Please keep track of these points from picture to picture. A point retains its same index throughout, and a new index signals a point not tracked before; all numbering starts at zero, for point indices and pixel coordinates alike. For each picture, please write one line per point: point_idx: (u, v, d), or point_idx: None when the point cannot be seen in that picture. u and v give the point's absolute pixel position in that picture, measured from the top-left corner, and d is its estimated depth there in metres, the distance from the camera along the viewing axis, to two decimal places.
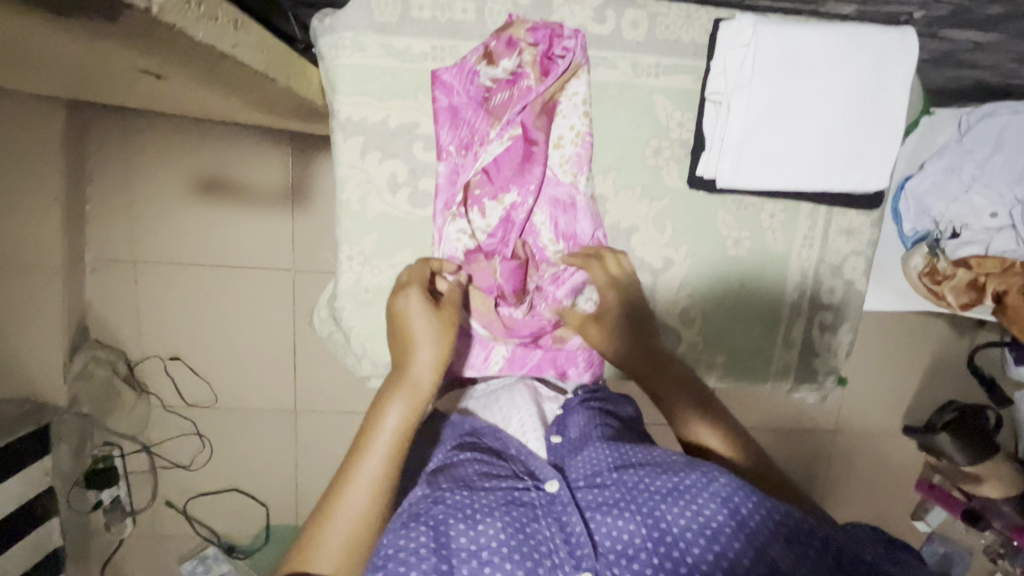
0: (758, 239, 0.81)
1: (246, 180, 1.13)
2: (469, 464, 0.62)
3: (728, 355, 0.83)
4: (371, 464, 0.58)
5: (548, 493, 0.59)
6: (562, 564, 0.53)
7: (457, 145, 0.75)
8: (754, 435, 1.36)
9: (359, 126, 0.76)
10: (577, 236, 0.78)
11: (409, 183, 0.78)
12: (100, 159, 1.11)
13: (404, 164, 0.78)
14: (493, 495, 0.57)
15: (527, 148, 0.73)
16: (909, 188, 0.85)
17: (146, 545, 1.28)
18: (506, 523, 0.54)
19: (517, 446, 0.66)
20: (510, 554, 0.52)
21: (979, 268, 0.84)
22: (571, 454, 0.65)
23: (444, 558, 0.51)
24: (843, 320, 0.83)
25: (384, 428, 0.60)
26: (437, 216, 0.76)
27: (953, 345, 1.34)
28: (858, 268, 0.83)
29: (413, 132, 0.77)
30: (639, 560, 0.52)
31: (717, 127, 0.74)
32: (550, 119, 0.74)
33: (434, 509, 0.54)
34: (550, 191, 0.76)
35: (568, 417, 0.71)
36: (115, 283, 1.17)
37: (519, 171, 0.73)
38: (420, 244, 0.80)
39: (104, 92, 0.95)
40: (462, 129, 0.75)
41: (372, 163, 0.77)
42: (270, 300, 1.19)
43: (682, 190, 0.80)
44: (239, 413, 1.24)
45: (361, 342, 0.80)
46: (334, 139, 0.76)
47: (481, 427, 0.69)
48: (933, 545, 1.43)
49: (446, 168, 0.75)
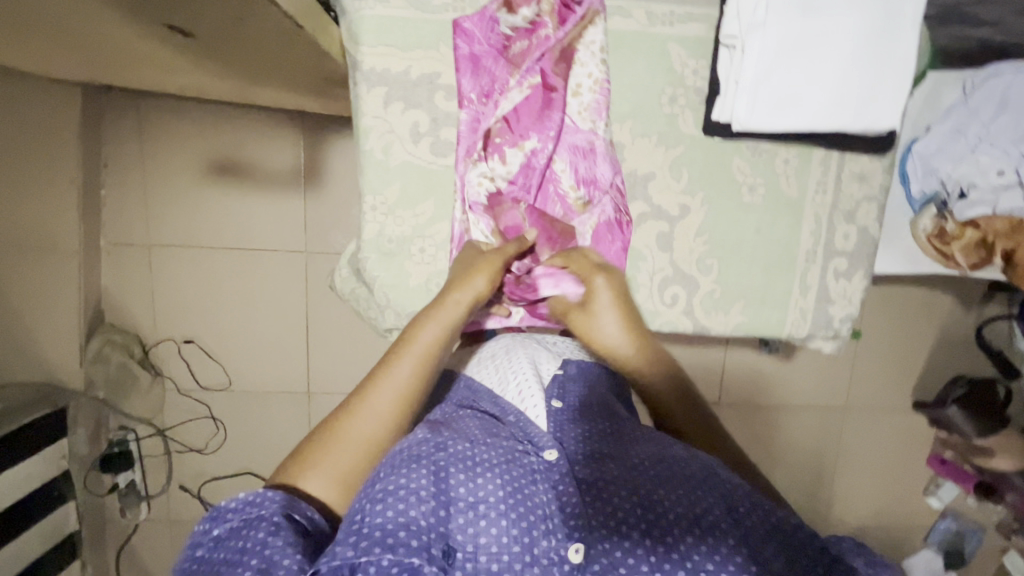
0: (774, 184, 0.82)
1: (260, 156, 1.15)
2: (473, 423, 0.61)
3: (745, 302, 0.85)
4: (402, 370, 0.61)
5: (547, 459, 0.57)
6: (556, 529, 0.50)
7: (478, 93, 0.76)
8: (766, 411, 1.36)
9: (382, 76, 0.76)
10: (597, 181, 0.79)
11: (430, 133, 0.79)
12: (118, 140, 1.13)
13: (426, 113, 0.78)
14: (494, 452, 0.56)
15: (547, 95, 0.77)
16: (915, 149, 0.89)
17: (162, 526, 1.29)
18: (506, 480, 0.53)
19: (517, 412, 0.63)
20: (507, 511, 0.51)
21: (988, 227, 0.87)
22: (570, 424, 0.63)
23: (442, 505, 0.50)
24: (857, 266, 0.84)
25: (421, 342, 0.64)
26: (459, 164, 0.77)
27: (962, 317, 1.34)
28: (871, 214, 0.83)
29: (434, 82, 0.77)
30: (632, 539, 0.51)
31: (733, 70, 0.74)
32: (568, 66, 0.77)
33: (436, 455, 0.53)
34: (569, 138, 0.78)
35: (568, 381, 0.70)
36: (130, 264, 1.18)
37: (539, 118, 0.77)
38: (442, 193, 0.81)
39: (118, 79, 0.97)
40: (483, 77, 0.76)
41: (395, 113, 0.77)
42: (282, 280, 1.20)
43: (697, 137, 0.80)
44: (252, 395, 1.25)
45: (384, 291, 0.81)
46: (358, 90, 0.76)
47: (479, 389, 0.68)
48: (947, 522, 1.41)
49: (467, 116, 0.76)
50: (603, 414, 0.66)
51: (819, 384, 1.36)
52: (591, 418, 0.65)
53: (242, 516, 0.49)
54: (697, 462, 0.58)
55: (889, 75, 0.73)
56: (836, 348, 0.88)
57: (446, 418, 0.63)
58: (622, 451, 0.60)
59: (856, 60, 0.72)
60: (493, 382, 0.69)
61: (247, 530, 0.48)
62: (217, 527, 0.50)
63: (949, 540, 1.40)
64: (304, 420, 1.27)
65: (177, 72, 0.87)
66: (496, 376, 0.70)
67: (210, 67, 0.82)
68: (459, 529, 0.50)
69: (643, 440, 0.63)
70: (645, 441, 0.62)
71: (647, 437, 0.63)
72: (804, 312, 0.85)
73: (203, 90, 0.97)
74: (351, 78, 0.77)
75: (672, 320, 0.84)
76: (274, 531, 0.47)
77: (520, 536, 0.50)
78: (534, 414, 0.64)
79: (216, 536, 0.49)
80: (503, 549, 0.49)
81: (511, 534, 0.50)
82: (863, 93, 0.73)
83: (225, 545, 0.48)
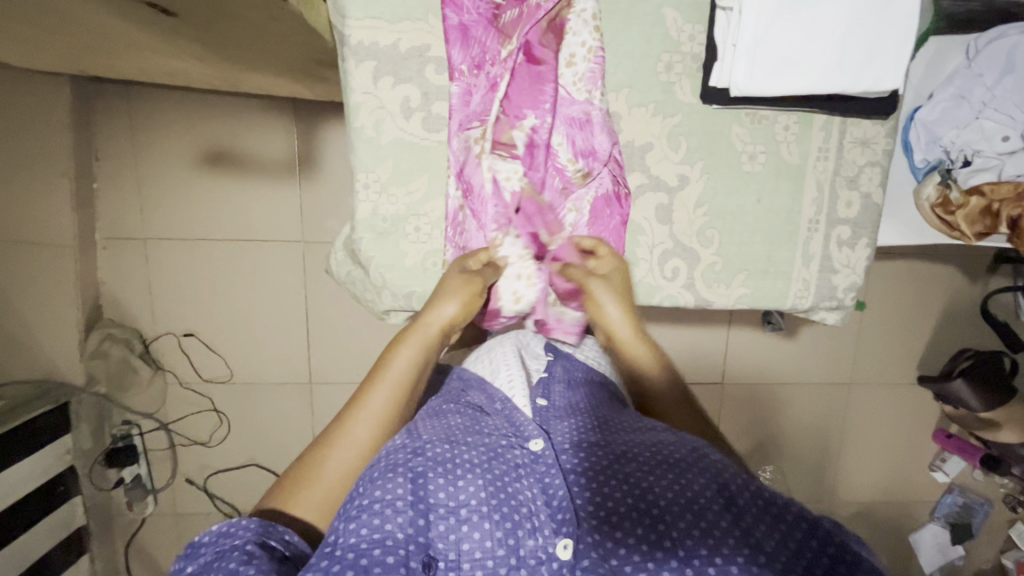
0: (774, 152, 0.81)
1: (251, 144, 1.13)
2: (457, 419, 0.62)
3: (747, 274, 0.84)
4: (378, 398, 0.64)
5: (532, 451, 0.57)
6: (541, 527, 0.51)
7: (469, 65, 0.74)
8: (769, 390, 1.35)
9: (371, 50, 0.74)
10: (595, 151, 0.77)
11: (422, 108, 0.77)
12: (106, 133, 1.12)
13: (417, 88, 0.77)
14: (476, 451, 0.56)
15: (538, 67, 0.75)
16: (918, 117, 0.88)
17: (169, 519, 1.29)
18: (487, 481, 0.53)
19: (503, 400, 0.65)
20: (488, 514, 0.51)
21: (993, 194, 0.85)
22: (558, 418, 0.64)
23: (421, 513, 0.51)
24: (861, 236, 0.83)
25: (395, 369, 0.67)
26: (452, 139, 0.76)
27: (966, 290, 1.33)
28: (875, 179, 0.82)
29: (424, 55, 0.76)
30: (622, 530, 0.51)
31: (729, 34, 0.73)
32: (558, 39, 0.75)
33: (412, 462, 0.53)
34: (563, 110, 0.77)
35: (554, 384, 0.70)
36: (126, 259, 1.17)
37: (535, 96, 0.75)
38: (436, 169, 0.80)
39: (103, 70, 0.95)
40: (473, 48, 0.74)
41: (385, 87, 0.76)
42: (280, 271, 1.19)
43: (696, 105, 0.79)
44: (254, 386, 1.24)
45: (380, 273, 0.80)
46: (346, 65, 0.74)
47: (464, 386, 0.69)
48: (953, 496, 1.41)
49: (459, 89, 0.74)
50: (588, 408, 0.66)
51: (823, 361, 1.35)
52: (580, 412, 0.65)
53: (217, 548, 0.49)
54: (686, 446, 0.59)
55: (894, 29, 0.70)
56: (840, 318, 0.87)
57: (430, 413, 0.64)
58: (611, 438, 0.60)
59: (856, 19, 0.70)
60: (485, 372, 0.72)
61: (218, 562, 0.47)
62: (190, 563, 0.49)
63: (956, 513, 1.41)
64: (307, 410, 1.27)
65: (162, 60, 0.86)
66: (489, 366, 0.73)
67: (196, 53, 0.81)
68: (439, 537, 0.50)
69: (632, 428, 0.64)
70: (634, 429, 0.63)
71: (636, 426, 0.64)
72: (808, 283, 0.84)
73: (191, 77, 0.95)
74: (339, 54, 0.76)
75: (673, 295, 0.83)
76: (246, 560, 0.46)
77: (503, 538, 0.50)
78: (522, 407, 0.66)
79: (189, 572, 0.49)
80: (487, 554, 0.50)
81: (495, 536, 0.50)
82: (866, 52, 0.71)
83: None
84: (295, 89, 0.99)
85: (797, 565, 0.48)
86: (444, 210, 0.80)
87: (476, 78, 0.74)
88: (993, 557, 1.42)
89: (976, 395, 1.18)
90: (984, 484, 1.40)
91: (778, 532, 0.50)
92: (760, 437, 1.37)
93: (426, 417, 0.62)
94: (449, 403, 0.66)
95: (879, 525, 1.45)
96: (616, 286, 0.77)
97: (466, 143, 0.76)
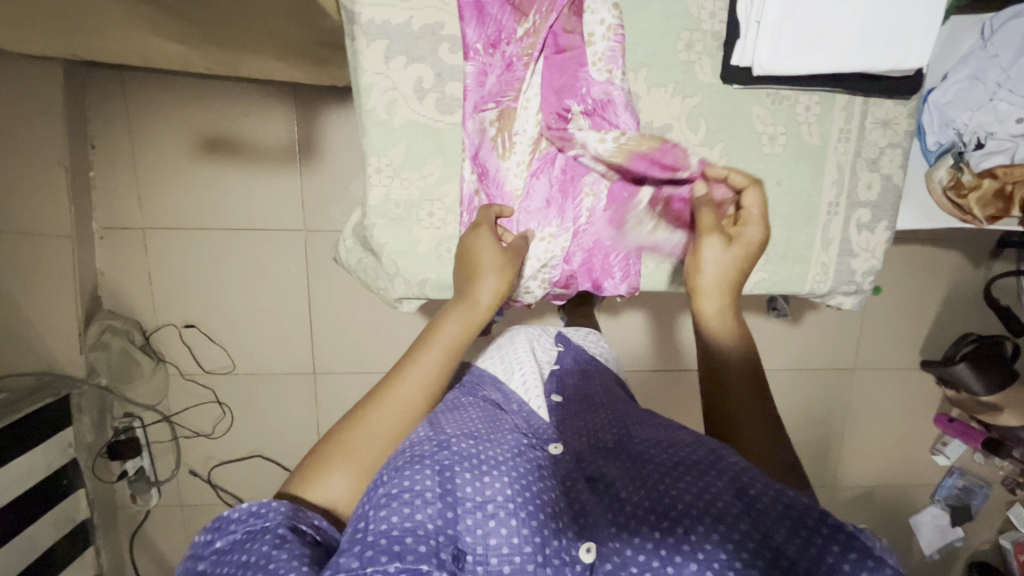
0: (795, 133, 0.79)
1: (253, 130, 1.11)
2: (475, 414, 0.64)
3: (766, 258, 0.83)
4: (421, 372, 0.60)
5: (551, 455, 0.59)
6: (566, 529, 0.52)
7: (484, 43, 0.72)
8: (775, 375, 1.36)
9: (382, 28, 0.72)
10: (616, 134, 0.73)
11: (435, 88, 0.76)
12: (103, 119, 1.09)
13: (430, 67, 0.75)
14: (500, 448, 0.57)
15: (561, 51, 0.72)
16: (932, 100, 0.88)
17: (176, 510, 1.28)
18: (513, 478, 0.54)
19: (519, 402, 0.68)
20: (517, 510, 0.51)
21: (1007, 177, 0.85)
22: (574, 417, 0.67)
23: (450, 506, 0.50)
24: (879, 219, 0.82)
25: (441, 342, 0.61)
26: (468, 120, 0.75)
27: (972, 274, 1.33)
28: (896, 161, 0.81)
29: (437, 33, 0.74)
30: (642, 533, 0.51)
31: (754, 9, 0.71)
32: (579, 19, 0.72)
33: (439, 455, 0.54)
34: (585, 91, 0.73)
35: (564, 374, 0.76)
36: (126, 249, 1.15)
37: (568, 82, 0.73)
38: (451, 153, 0.78)
39: (99, 53, 0.92)
40: (489, 26, 0.72)
41: (397, 68, 0.74)
42: (282, 260, 1.17)
43: (716, 85, 0.78)
44: (259, 377, 1.23)
45: (393, 259, 0.79)
46: (356, 45, 0.72)
47: (483, 382, 0.74)
48: (954, 479, 1.43)
49: (474, 68, 0.73)
50: (596, 401, 0.70)
51: (829, 347, 1.35)
52: (593, 405, 0.69)
53: (246, 527, 0.48)
54: (704, 448, 0.57)
55: (921, 8, 0.69)
56: (857, 302, 0.87)
57: (449, 407, 0.66)
58: (625, 437, 0.62)
59: None
60: (500, 370, 0.77)
61: (251, 543, 0.47)
62: (219, 538, 0.49)
63: (956, 495, 1.42)
64: (312, 400, 1.26)
65: (158, 43, 0.83)
66: (503, 365, 0.78)
67: (196, 35, 0.78)
68: (467, 531, 0.50)
69: (648, 424, 0.65)
70: (649, 425, 0.65)
71: (648, 424, 0.65)
72: (826, 267, 0.83)
73: (189, 61, 0.93)
74: (347, 34, 0.73)
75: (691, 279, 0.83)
76: (279, 544, 0.46)
77: (531, 535, 0.50)
78: (538, 406, 0.69)
79: (218, 547, 0.48)
80: (515, 550, 0.49)
81: (523, 533, 0.50)
82: (891, 30, 0.69)
83: (228, 558, 0.46)
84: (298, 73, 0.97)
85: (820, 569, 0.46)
86: (458, 194, 0.79)
87: (492, 57, 0.72)
88: (993, 537, 1.44)
89: (979, 378, 1.18)
90: (985, 467, 1.41)
91: (799, 537, 0.47)
92: None
93: (446, 411, 0.64)
94: (467, 396, 0.69)
95: (882, 507, 1.47)
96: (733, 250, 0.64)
97: (481, 126, 0.75)
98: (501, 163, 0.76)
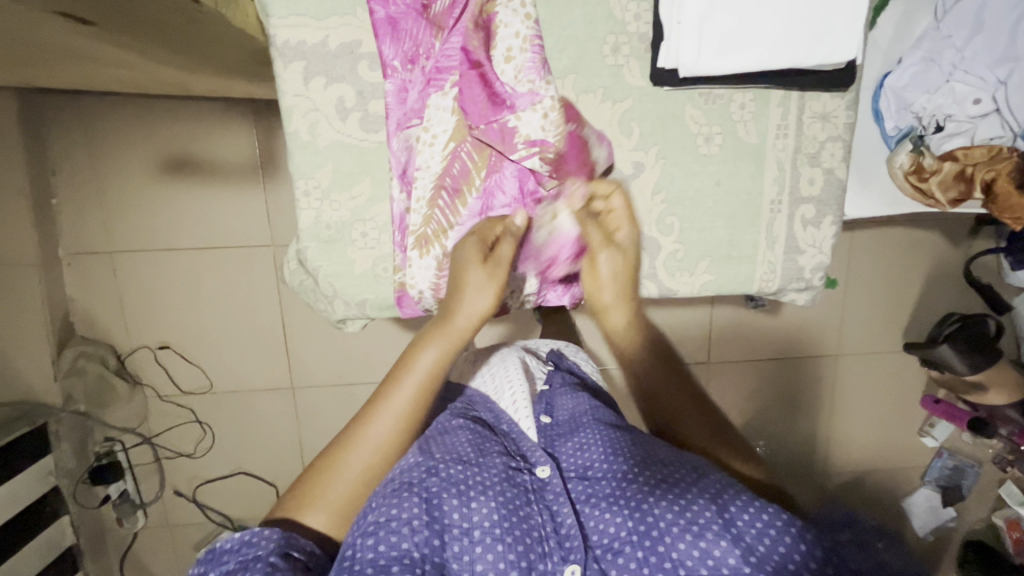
0: (730, 132, 0.78)
1: (211, 148, 1.10)
2: (466, 437, 0.63)
3: (711, 261, 0.82)
4: (398, 401, 0.63)
5: (540, 478, 0.60)
6: (552, 554, 0.53)
7: (402, 60, 0.72)
8: (755, 367, 1.35)
9: (299, 49, 0.71)
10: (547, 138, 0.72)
11: (358, 107, 0.75)
12: (62, 148, 1.08)
13: (351, 87, 0.74)
14: (490, 472, 0.58)
15: (476, 66, 0.70)
16: (888, 84, 0.86)
17: (163, 532, 1.29)
18: (500, 503, 0.55)
19: (509, 422, 0.69)
20: (502, 535, 0.52)
21: (966, 159, 0.84)
22: (562, 437, 0.66)
23: (437, 533, 0.52)
24: (825, 213, 0.81)
25: (417, 371, 0.65)
26: (391, 139, 0.74)
27: (949, 254, 1.31)
28: (838, 154, 0.80)
29: (355, 51, 0.73)
30: (626, 555, 0.51)
31: (674, 8, 0.70)
32: (490, 34, 0.71)
33: (428, 481, 0.56)
34: (511, 105, 0.72)
35: (556, 396, 0.73)
36: (95, 275, 1.15)
37: (487, 96, 0.71)
38: (378, 172, 0.77)
39: (49, 81, 0.92)
40: (404, 42, 0.71)
41: (317, 89, 0.73)
42: (249, 279, 1.17)
43: (646, 89, 0.76)
44: (237, 396, 1.23)
45: (330, 281, 0.79)
46: (275, 67, 0.72)
47: (474, 399, 0.74)
48: (943, 460, 1.42)
49: (394, 87, 0.72)
50: (592, 419, 0.67)
51: (808, 336, 1.34)
52: (582, 422, 0.67)
53: (240, 557, 0.53)
54: (686, 465, 0.59)
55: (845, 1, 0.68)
56: (810, 298, 0.86)
57: (439, 430, 0.65)
58: (609, 450, 0.61)
59: None
60: (490, 390, 0.76)
61: (243, 571, 0.51)
62: (216, 570, 0.53)
63: (947, 475, 1.42)
64: (291, 415, 1.26)
65: (107, 70, 0.83)
66: (493, 385, 0.76)
67: (135, 63, 0.78)
68: (454, 557, 0.52)
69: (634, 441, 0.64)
70: (640, 442, 0.63)
71: (644, 439, 0.64)
72: (773, 265, 0.82)
73: (137, 84, 0.92)
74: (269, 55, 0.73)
75: (635, 286, 0.82)
76: (270, 572, 0.50)
77: (517, 560, 0.52)
78: (527, 428, 0.68)
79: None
80: None
81: (508, 558, 0.51)
82: (822, 20, 0.68)
83: None
84: (248, 90, 0.95)
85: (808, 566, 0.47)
86: (390, 213, 0.78)
87: (410, 74, 0.72)
88: (986, 517, 1.43)
89: (963, 359, 1.17)
90: (975, 447, 1.40)
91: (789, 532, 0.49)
92: (748, 414, 1.37)
93: (435, 436, 0.64)
94: (458, 418, 0.68)
95: (871, 492, 1.46)
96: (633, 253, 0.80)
97: (406, 143, 0.74)
98: (433, 188, 0.74)
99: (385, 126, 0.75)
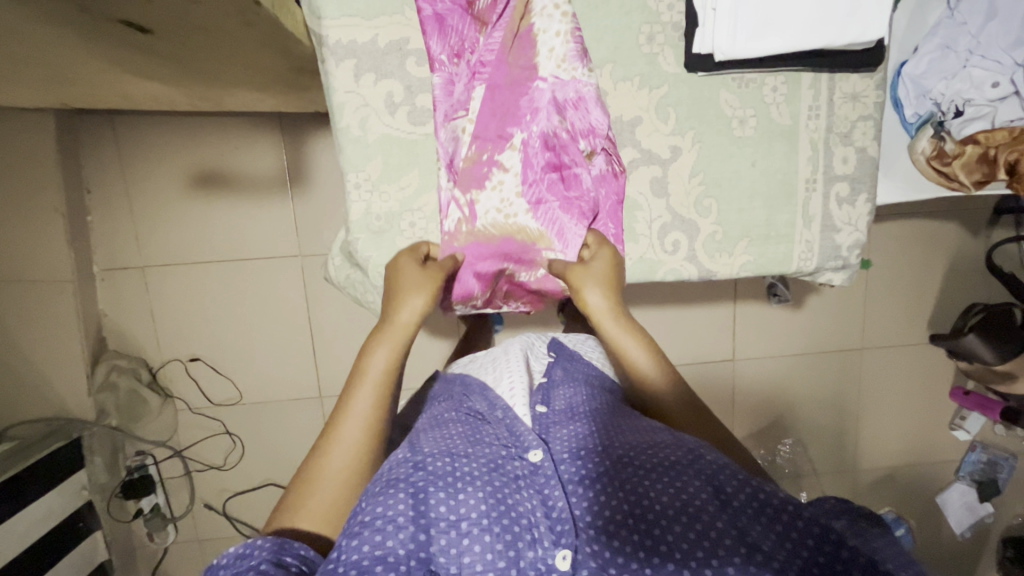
0: (764, 114, 0.80)
1: (242, 162, 1.13)
2: (457, 430, 0.63)
3: (749, 241, 0.83)
4: (361, 404, 0.63)
5: (531, 463, 0.58)
6: (542, 539, 0.51)
7: (449, 54, 0.75)
8: (782, 362, 1.34)
9: (350, 48, 0.74)
10: (594, 129, 0.78)
11: (406, 101, 0.77)
12: (97, 164, 1.12)
13: (399, 82, 0.77)
14: (477, 463, 0.56)
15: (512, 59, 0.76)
16: (905, 72, 0.89)
17: (192, 546, 1.28)
18: (488, 493, 0.53)
19: (504, 408, 0.67)
20: (490, 525, 0.51)
21: (988, 142, 0.85)
22: (557, 425, 0.64)
23: (423, 527, 0.50)
24: (859, 192, 0.82)
25: (373, 369, 0.65)
26: (439, 130, 0.77)
27: (970, 244, 1.32)
28: (869, 133, 0.81)
29: (404, 48, 0.76)
30: (620, 538, 0.50)
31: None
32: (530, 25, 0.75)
33: (413, 477, 0.54)
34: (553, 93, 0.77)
35: (553, 389, 0.71)
36: (127, 288, 1.17)
37: (519, 89, 0.77)
38: (426, 163, 0.80)
39: (88, 99, 0.95)
40: (451, 37, 0.75)
41: (367, 85, 0.76)
42: (279, 287, 1.19)
43: (681, 75, 0.79)
44: (266, 405, 1.24)
45: (379, 271, 0.80)
46: (327, 66, 0.75)
47: (471, 384, 0.74)
48: (977, 453, 1.38)
49: (441, 79, 0.76)
50: (587, 409, 0.66)
51: (832, 331, 1.34)
52: (580, 412, 0.65)
53: (234, 568, 0.48)
54: (682, 448, 0.57)
55: None
56: (847, 278, 0.87)
57: (432, 424, 0.65)
58: (605, 441, 0.60)
59: None
60: (489, 379, 0.76)
61: None
62: None
63: (981, 470, 1.37)
64: (320, 422, 1.26)
65: (146, 85, 0.86)
66: (492, 374, 0.76)
67: (177, 76, 0.81)
68: (441, 550, 0.50)
69: (629, 428, 0.63)
70: (628, 428, 0.63)
71: (631, 424, 0.64)
72: (810, 244, 0.83)
73: (174, 99, 0.95)
74: (317, 56, 0.76)
75: (676, 268, 0.83)
76: None
77: (505, 549, 0.50)
78: (522, 415, 0.68)
79: None
80: (488, 566, 0.49)
81: (496, 549, 0.50)
82: (851, 3, 0.70)
83: None
84: (279, 103, 0.98)
85: (794, 564, 0.46)
86: (437, 203, 0.80)
87: (457, 67, 0.76)
88: None
89: (990, 349, 1.16)
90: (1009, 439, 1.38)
91: (774, 532, 0.48)
92: (775, 411, 1.36)
93: (428, 429, 0.64)
94: (451, 410, 0.68)
95: (904, 487, 1.44)
96: (600, 272, 0.76)
97: (453, 134, 0.77)
98: (460, 196, 0.79)
99: (432, 119, 0.78)
